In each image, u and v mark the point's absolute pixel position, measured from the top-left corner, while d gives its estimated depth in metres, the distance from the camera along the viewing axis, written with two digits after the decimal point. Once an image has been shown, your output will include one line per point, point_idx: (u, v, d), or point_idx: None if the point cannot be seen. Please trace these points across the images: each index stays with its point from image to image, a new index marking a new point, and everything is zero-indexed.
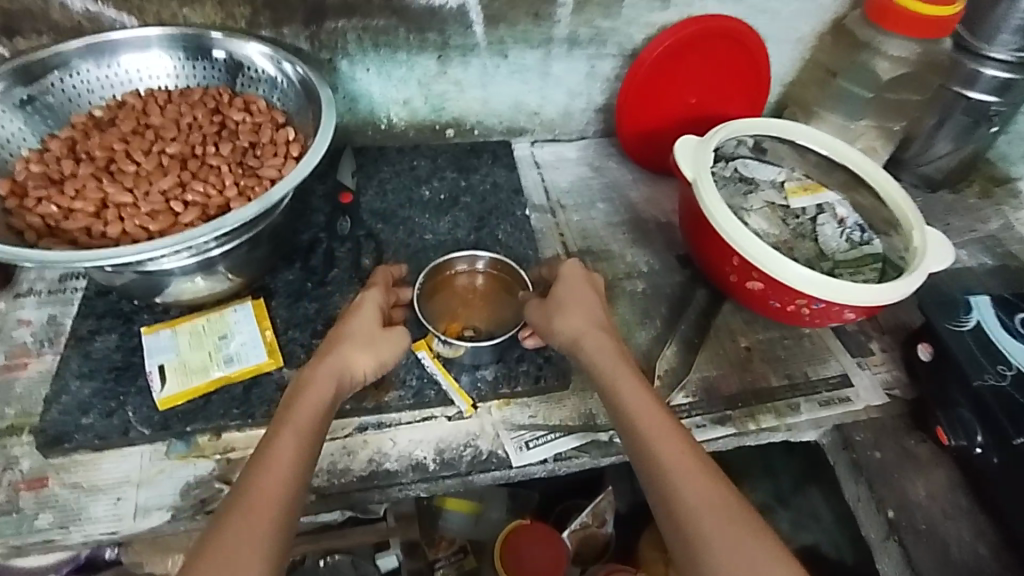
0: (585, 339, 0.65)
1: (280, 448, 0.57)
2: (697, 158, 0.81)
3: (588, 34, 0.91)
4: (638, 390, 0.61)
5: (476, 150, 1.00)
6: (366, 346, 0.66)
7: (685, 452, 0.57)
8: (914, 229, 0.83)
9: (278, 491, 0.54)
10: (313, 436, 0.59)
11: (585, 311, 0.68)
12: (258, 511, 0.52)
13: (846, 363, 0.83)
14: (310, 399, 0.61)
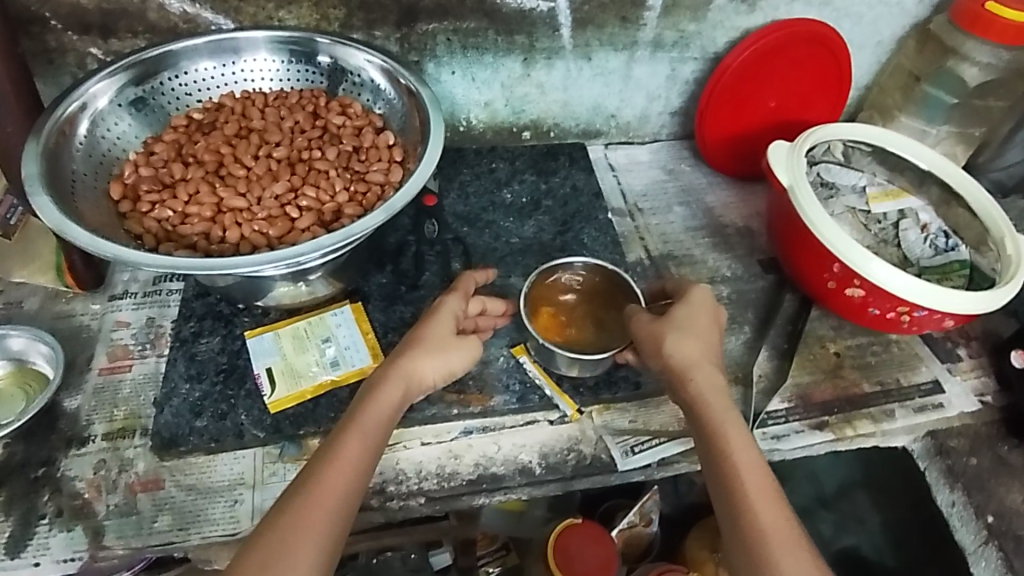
0: (685, 361, 0.64)
1: (345, 455, 0.57)
2: (791, 165, 0.81)
3: (673, 37, 0.92)
4: (724, 412, 0.62)
5: (552, 152, 1.00)
6: (440, 354, 0.64)
7: (756, 484, 0.57)
8: (1005, 238, 0.82)
9: (333, 502, 0.55)
10: (376, 444, 0.59)
11: (694, 336, 0.66)
12: (310, 518, 0.53)
13: (936, 369, 0.83)
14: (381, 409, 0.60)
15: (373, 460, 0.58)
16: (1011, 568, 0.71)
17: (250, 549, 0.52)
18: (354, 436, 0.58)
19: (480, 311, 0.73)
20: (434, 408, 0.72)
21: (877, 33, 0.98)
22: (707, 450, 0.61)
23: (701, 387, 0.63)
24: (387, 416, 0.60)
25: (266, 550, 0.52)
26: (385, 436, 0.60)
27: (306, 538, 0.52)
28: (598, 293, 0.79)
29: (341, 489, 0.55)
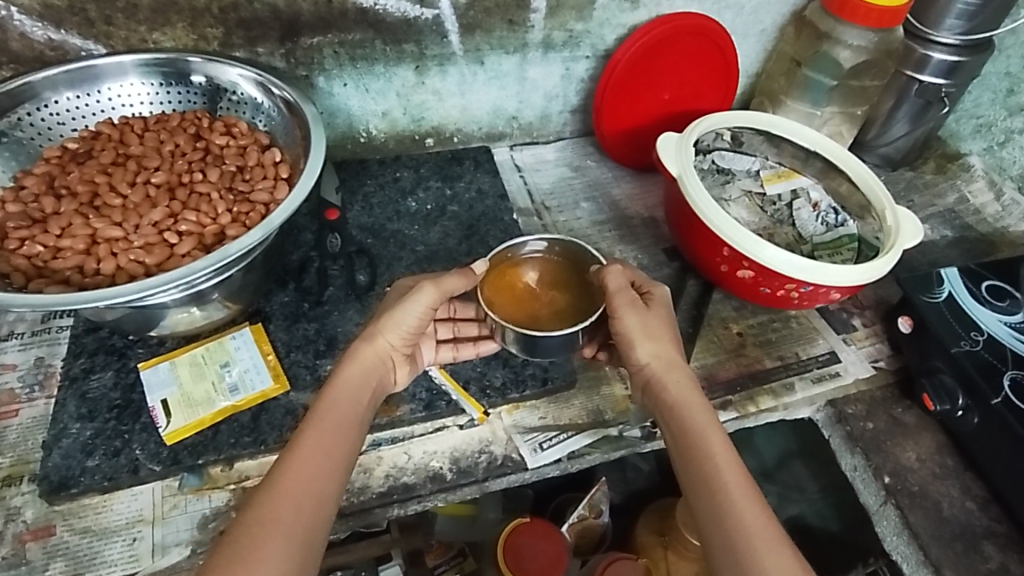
0: (643, 356, 0.67)
1: (311, 445, 0.58)
2: (680, 155, 0.84)
3: (563, 37, 0.94)
4: (681, 397, 0.65)
5: (457, 157, 1.00)
6: (398, 326, 0.66)
7: (718, 458, 0.60)
8: (885, 211, 0.86)
9: (295, 492, 0.55)
10: (344, 432, 0.60)
11: (648, 317, 0.68)
12: (274, 511, 0.54)
13: (832, 340, 0.87)
14: (332, 413, 0.61)
15: (344, 446, 0.59)
16: (908, 524, 0.74)
17: (220, 548, 0.52)
18: (317, 429, 0.59)
19: (451, 336, 0.75)
20: None
21: (758, 22, 1.02)
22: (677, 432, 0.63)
23: (662, 377, 0.66)
24: (346, 413, 0.61)
25: (229, 548, 0.52)
26: (355, 423, 0.62)
27: (268, 531, 0.53)
28: (552, 271, 0.74)
29: (307, 476, 0.56)
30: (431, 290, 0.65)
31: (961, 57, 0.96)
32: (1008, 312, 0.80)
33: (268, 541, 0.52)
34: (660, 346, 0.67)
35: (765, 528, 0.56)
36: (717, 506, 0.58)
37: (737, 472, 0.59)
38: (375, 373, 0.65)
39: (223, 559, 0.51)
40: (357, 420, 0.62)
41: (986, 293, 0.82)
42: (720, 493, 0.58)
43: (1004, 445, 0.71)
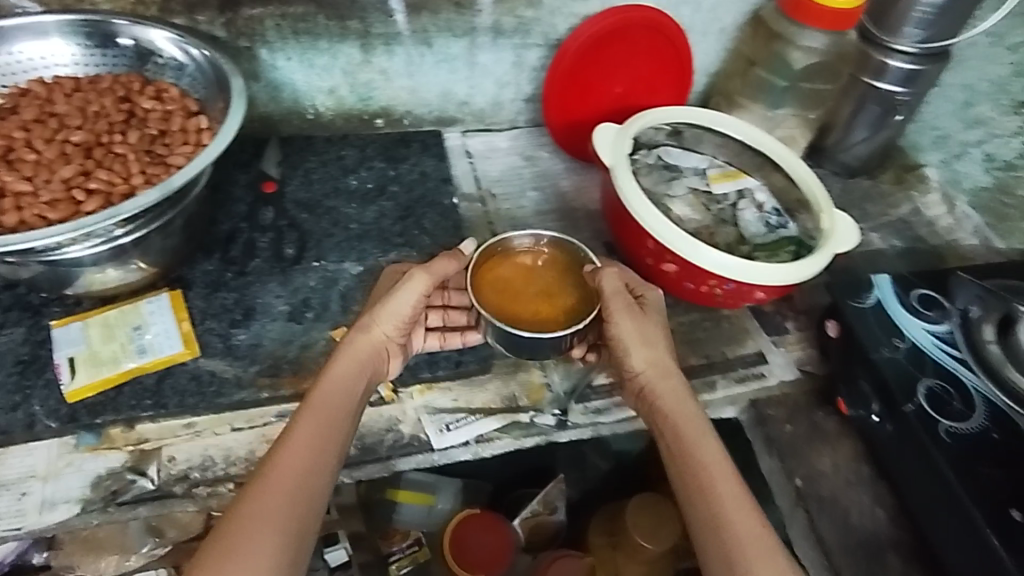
0: (639, 363, 0.67)
1: (299, 438, 0.60)
2: (615, 147, 0.83)
3: (512, 23, 0.93)
4: (674, 407, 0.65)
5: (405, 139, 1.00)
6: (394, 315, 0.67)
7: (711, 475, 0.60)
8: (823, 212, 0.86)
9: (286, 484, 0.57)
10: (332, 424, 0.61)
11: (642, 320, 0.68)
12: (266, 503, 0.56)
13: (762, 342, 0.86)
14: (320, 403, 0.62)
15: (336, 438, 0.61)
16: (815, 529, 0.73)
17: (214, 534, 0.55)
18: (313, 421, 0.61)
19: (441, 325, 0.75)
20: (243, 393, 0.70)
21: (717, 21, 1.01)
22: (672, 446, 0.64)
23: (661, 387, 0.66)
24: (335, 403, 0.62)
25: (223, 535, 0.55)
26: (344, 413, 0.63)
27: (261, 522, 0.55)
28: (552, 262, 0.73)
29: (297, 468, 0.58)
30: (424, 277, 0.67)
31: (919, 66, 0.92)
32: (931, 321, 0.79)
33: (258, 531, 0.55)
34: (654, 352, 0.67)
35: (758, 548, 0.57)
36: (711, 525, 0.58)
37: (731, 490, 0.59)
38: (373, 362, 0.67)
39: (216, 547, 0.54)
40: (355, 414, 0.64)
41: (915, 302, 0.80)
42: (700, 501, 0.59)
43: (913, 460, 0.70)
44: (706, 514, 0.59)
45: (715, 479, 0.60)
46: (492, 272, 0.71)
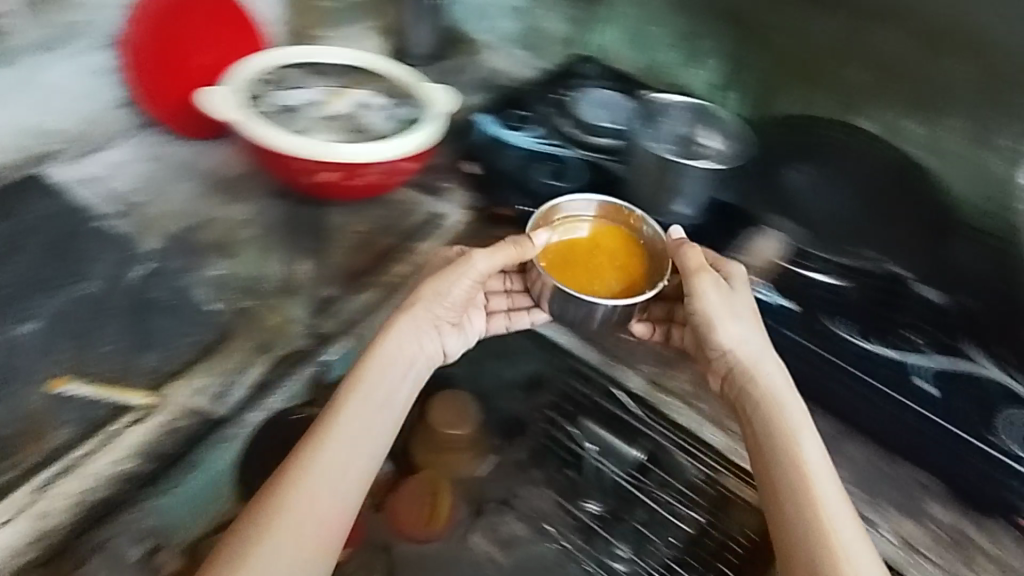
0: (725, 339, 0.80)
1: (335, 433, 0.71)
2: (227, 101, 0.92)
3: (60, 31, 0.93)
4: (768, 395, 0.76)
5: (9, 193, 0.91)
6: (440, 297, 0.81)
7: (805, 458, 0.70)
8: (417, 86, 1.05)
9: (327, 463, 0.69)
10: (364, 428, 0.72)
11: (728, 293, 0.82)
12: (314, 475, 0.68)
13: (428, 203, 1.03)
14: (356, 407, 0.73)
15: (376, 430, 0.73)
16: None
17: (266, 496, 0.66)
18: (355, 415, 0.72)
19: (504, 306, 0.91)
20: None
21: None
22: (761, 420, 0.75)
23: (744, 365, 0.78)
24: (367, 406, 0.73)
25: (279, 494, 0.66)
26: (376, 419, 0.73)
27: (306, 489, 0.67)
28: (609, 232, 0.89)
29: (327, 461, 0.69)
30: (485, 255, 0.81)
31: None
32: (530, 132, 1.03)
33: (304, 495, 0.67)
34: (732, 325, 0.80)
35: (828, 510, 0.67)
36: (796, 489, 0.68)
37: (824, 481, 0.69)
38: (417, 341, 0.81)
39: (269, 507, 0.66)
40: (394, 404, 0.75)
41: (513, 121, 1.05)
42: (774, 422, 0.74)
43: None
44: (786, 440, 0.72)
45: (807, 459, 0.70)
46: (562, 248, 0.86)
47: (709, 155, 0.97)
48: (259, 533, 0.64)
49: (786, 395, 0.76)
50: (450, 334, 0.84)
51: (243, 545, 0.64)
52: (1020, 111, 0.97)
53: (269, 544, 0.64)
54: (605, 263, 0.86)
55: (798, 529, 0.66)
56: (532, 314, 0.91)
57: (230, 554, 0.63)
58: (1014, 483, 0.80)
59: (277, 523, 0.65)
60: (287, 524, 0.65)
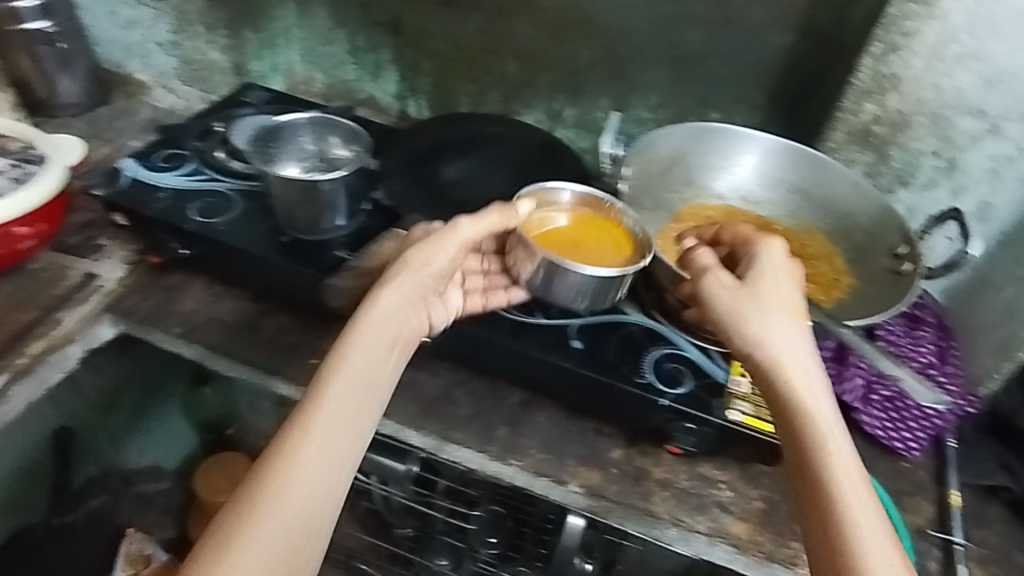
0: (745, 318, 0.68)
1: (267, 492, 0.60)
2: None
3: None
4: (800, 382, 0.64)
5: None
6: (426, 270, 0.74)
7: (835, 453, 0.60)
8: (40, 141, 0.93)
9: (311, 459, 0.61)
10: (310, 488, 0.61)
11: (765, 271, 0.71)
12: (290, 475, 0.61)
13: (84, 265, 0.94)
14: (291, 463, 0.61)
15: (355, 434, 0.64)
16: (207, 346, 0.89)
17: (238, 500, 0.60)
18: (339, 405, 0.64)
19: (479, 287, 0.85)
20: None
21: None
22: (784, 408, 0.64)
23: (770, 347, 0.66)
24: (308, 461, 0.61)
25: (249, 502, 0.59)
26: (320, 472, 0.62)
27: (281, 492, 0.60)
28: (585, 220, 0.87)
29: (250, 533, 0.58)
30: (462, 228, 0.75)
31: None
32: (177, 168, 0.97)
33: (278, 503, 0.59)
34: (767, 314, 0.68)
35: (869, 522, 0.57)
36: (832, 494, 0.58)
37: (859, 483, 0.59)
38: (402, 319, 0.72)
39: (238, 514, 0.59)
40: (381, 389, 0.68)
41: (159, 162, 0.98)
42: (804, 412, 0.62)
43: (247, 232, 0.90)
44: (818, 434, 0.61)
45: (840, 455, 0.60)
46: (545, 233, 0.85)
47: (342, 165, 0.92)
48: (226, 546, 0.57)
49: (819, 381, 0.65)
50: (438, 308, 0.78)
51: (215, 558, 0.57)
52: (636, 86, 1.13)
53: (240, 556, 0.57)
54: (589, 246, 0.84)
55: (839, 534, 0.56)
56: (513, 293, 0.85)
57: (195, 571, 0.56)
58: (686, 424, 0.81)
59: (249, 531, 0.58)
60: (263, 532, 0.58)
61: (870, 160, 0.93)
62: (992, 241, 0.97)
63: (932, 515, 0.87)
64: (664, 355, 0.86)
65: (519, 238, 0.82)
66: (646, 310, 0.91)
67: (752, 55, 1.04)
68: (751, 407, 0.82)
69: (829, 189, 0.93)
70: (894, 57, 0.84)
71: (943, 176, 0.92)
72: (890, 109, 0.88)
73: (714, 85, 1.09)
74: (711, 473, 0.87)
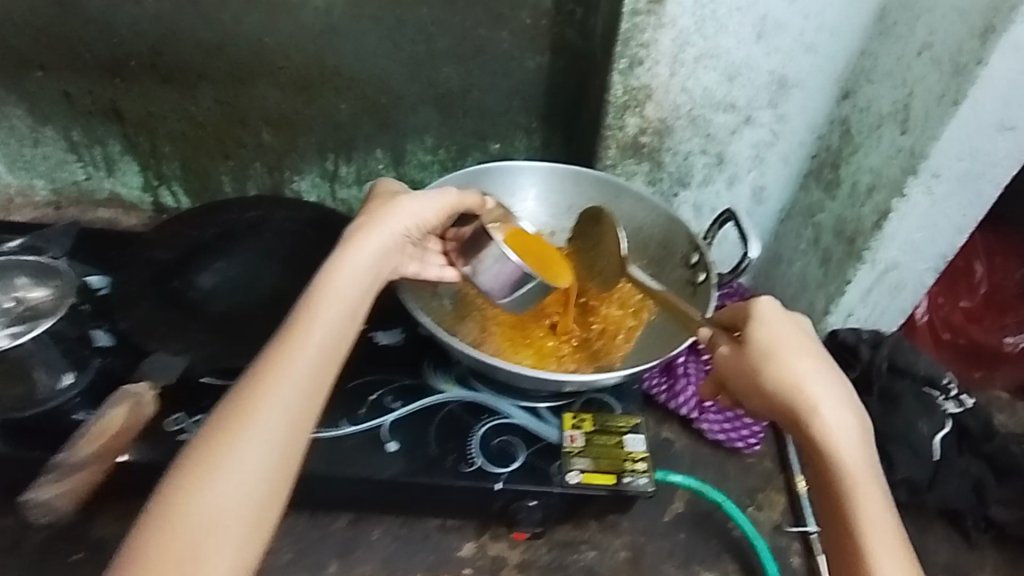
0: (763, 341, 0.57)
1: (252, 418, 0.53)
2: None
3: None
4: (810, 384, 0.54)
5: None
6: (408, 218, 0.67)
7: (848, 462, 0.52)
8: None
9: (290, 385, 0.55)
10: (293, 417, 0.54)
11: (769, 326, 0.58)
12: (269, 400, 0.53)
13: None
14: (277, 387, 0.54)
15: (334, 364, 0.58)
16: None
17: (205, 426, 0.52)
18: (325, 326, 0.59)
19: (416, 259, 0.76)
20: None
21: None
22: (791, 418, 0.55)
23: (774, 353, 0.56)
24: (292, 388, 0.55)
25: (218, 430, 0.52)
26: (308, 394, 0.55)
27: (254, 420, 0.52)
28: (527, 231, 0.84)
29: (234, 462, 0.51)
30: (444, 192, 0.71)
31: None
32: None
33: (249, 428, 0.52)
34: (783, 325, 0.58)
35: (876, 523, 0.51)
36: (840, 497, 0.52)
37: (872, 493, 0.52)
38: (387, 254, 0.66)
39: (205, 442, 0.51)
40: (356, 322, 0.61)
41: None
42: (845, 483, 0.52)
43: None
44: (818, 442, 0.53)
45: (858, 466, 0.52)
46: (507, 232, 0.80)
47: (44, 309, 0.74)
48: (194, 471, 0.50)
49: (828, 370, 0.56)
50: (408, 262, 0.73)
51: (178, 485, 0.50)
52: (406, 131, 1.04)
53: (201, 490, 0.49)
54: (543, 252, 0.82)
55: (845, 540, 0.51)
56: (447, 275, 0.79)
57: (155, 508, 0.49)
58: (528, 501, 0.74)
59: (216, 460, 0.51)
60: (231, 463, 0.51)
61: (648, 169, 0.92)
62: (774, 219, 1.00)
63: (785, 505, 0.87)
64: (492, 429, 0.79)
65: (467, 234, 0.78)
66: (465, 381, 0.83)
67: (513, 80, 0.99)
68: (588, 463, 0.76)
69: (617, 208, 0.90)
70: (639, 70, 0.82)
71: (716, 171, 0.93)
72: (650, 119, 0.87)
73: (485, 117, 1.03)
74: (572, 536, 0.81)
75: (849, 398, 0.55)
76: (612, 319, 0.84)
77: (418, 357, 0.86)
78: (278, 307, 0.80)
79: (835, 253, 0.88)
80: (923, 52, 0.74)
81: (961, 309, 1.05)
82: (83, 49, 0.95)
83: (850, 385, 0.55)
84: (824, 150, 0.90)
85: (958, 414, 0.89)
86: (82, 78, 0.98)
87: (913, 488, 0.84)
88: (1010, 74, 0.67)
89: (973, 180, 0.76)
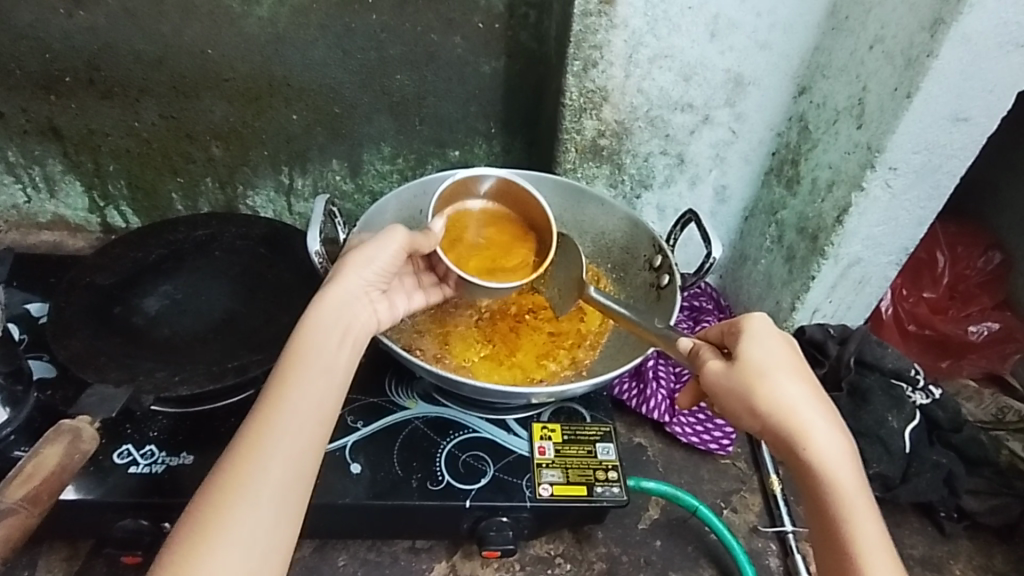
0: (755, 356, 0.54)
1: (241, 488, 0.50)
2: None
3: None
4: (799, 402, 0.53)
5: None
6: (371, 266, 0.63)
7: (843, 481, 0.51)
8: None
9: (277, 453, 0.52)
10: (283, 480, 0.52)
11: (758, 345, 0.55)
12: (256, 468, 0.51)
13: None
14: (263, 455, 0.52)
15: (320, 423, 0.55)
16: None
17: (195, 499, 0.51)
18: (308, 382, 0.56)
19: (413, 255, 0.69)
20: None
21: None
22: (784, 437, 0.53)
23: (768, 369, 0.53)
24: (279, 452, 0.52)
25: (208, 500, 0.50)
26: (298, 456, 0.53)
27: (244, 493, 0.50)
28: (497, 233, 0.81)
29: (230, 534, 0.49)
30: (402, 235, 0.65)
31: None
32: None
33: (241, 503, 0.50)
34: (774, 341, 0.55)
35: (872, 542, 0.50)
36: (835, 517, 0.51)
37: (866, 511, 0.51)
38: (357, 307, 0.63)
39: (198, 521, 0.49)
40: (340, 376, 0.58)
41: None
42: (837, 505, 0.51)
43: None
44: (812, 462, 0.51)
45: (851, 483, 0.51)
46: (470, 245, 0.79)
47: None
48: (190, 539, 0.49)
49: (816, 388, 0.54)
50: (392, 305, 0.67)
51: (176, 554, 0.48)
52: (361, 141, 1.01)
53: (195, 561, 0.48)
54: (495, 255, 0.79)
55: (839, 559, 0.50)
56: (408, 294, 0.70)
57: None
58: (498, 518, 0.72)
59: (211, 529, 0.49)
60: (226, 540, 0.49)
61: (609, 172, 0.91)
62: (737, 218, 0.99)
63: (760, 506, 0.86)
64: (458, 444, 0.76)
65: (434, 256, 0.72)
66: (429, 397, 0.81)
67: (468, 86, 0.97)
68: (559, 474, 0.74)
69: (577, 210, 0.88)
70: (595, 71, 0.80)
71: (677, 171, 0.92)
72: (608, 121, 0.86)
73: (441, 125, 1.00)
74: (546, 550, 0.79)
75: (835, 419, 0.53)
76: (574, 328, 0.83)
77: (378, 373, 0.83)
78: (230, 328, 0.77)
79: (798, 250, 0.88)
80: (875, 46, 0.74)
81: (924, 300, 1.05)
82: (14, 66, 0.91)
83: (835, 405, 0.54)
84: (783, 147, 0.90)
85: (927, 405, 0.89)
86: (15, 96, 0.94)
87: (886, 483, 0.84)
88: (961, 65, 0.67)
89: (931, 172, 0.76)
